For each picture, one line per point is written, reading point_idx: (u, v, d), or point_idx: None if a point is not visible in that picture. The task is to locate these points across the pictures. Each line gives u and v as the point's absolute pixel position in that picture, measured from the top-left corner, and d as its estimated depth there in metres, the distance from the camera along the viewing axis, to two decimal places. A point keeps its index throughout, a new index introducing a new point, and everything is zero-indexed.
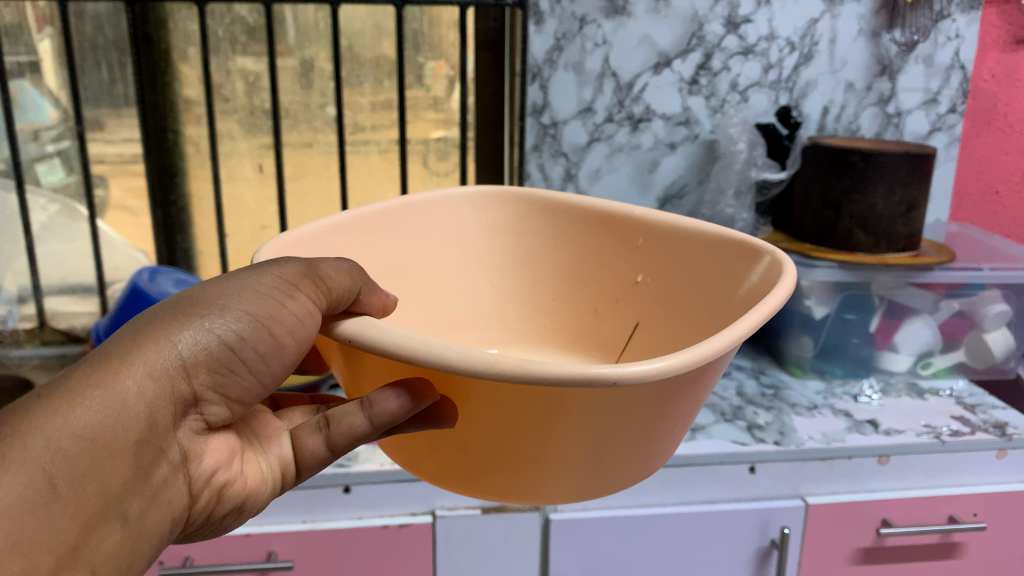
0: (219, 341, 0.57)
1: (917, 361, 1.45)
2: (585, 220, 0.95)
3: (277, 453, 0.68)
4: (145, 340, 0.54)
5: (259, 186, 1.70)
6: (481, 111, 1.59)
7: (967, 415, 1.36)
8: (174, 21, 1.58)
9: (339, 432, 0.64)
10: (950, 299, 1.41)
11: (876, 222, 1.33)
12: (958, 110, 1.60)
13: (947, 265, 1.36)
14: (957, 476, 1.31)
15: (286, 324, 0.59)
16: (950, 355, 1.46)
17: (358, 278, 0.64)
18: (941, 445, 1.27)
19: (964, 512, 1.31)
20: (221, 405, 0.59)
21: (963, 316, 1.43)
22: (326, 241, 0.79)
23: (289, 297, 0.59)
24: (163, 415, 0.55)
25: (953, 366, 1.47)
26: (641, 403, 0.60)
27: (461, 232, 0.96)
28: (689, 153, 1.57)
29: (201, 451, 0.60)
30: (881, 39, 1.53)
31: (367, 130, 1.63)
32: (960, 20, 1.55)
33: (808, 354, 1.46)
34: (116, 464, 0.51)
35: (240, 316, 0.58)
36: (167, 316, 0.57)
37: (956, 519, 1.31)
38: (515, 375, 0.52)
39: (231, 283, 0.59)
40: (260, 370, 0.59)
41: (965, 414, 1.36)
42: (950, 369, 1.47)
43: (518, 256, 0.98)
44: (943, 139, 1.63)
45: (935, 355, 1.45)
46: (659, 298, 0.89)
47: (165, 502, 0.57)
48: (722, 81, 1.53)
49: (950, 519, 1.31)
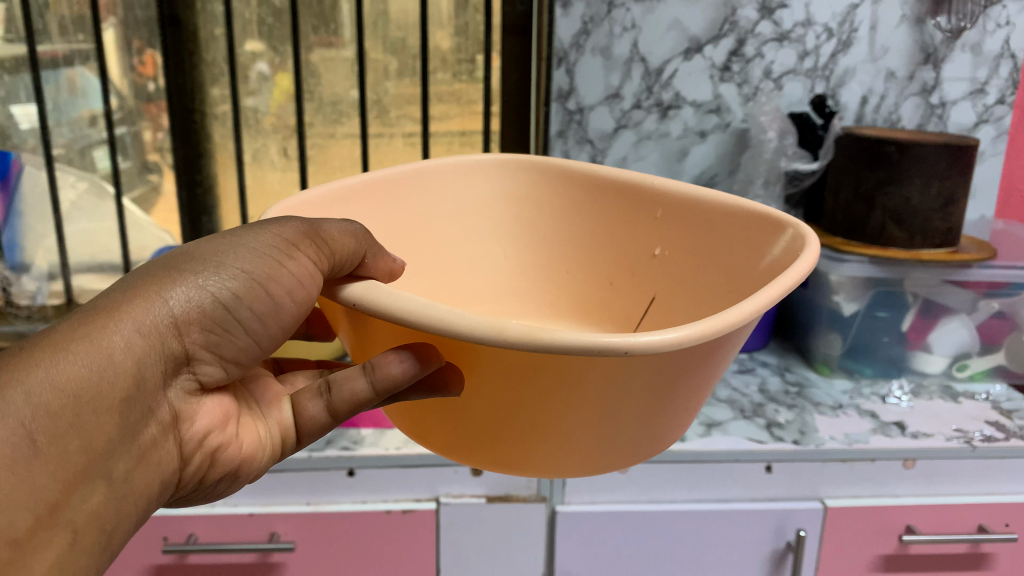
0: (213, 298, 0.62)
1: (952, 363, 1.40)
2: (604, 192, 0.92)
3: (277, 418, 0.73)
4: (135, 297, 0.59)
5: (283, 170, 1.68)
6: (506, 98, 1.55)
7: (1002, 420, 1.30)
8: (201, 3, 1.56)
9: (339, 398, 0.69)
10: (989, 299, 1.35)
11: (911, 216, 1.28)
12: (1007, 101, 1.54)
13: (988, 263, 1.32)
14: (988, 483, 1.26)
15: (282, 284, 0.64)
16: (989, 357, 1.40)
17: (363, 241, 0.68)
18: (972, 451, 1.22)
19: (995, 522, 1.26)
20: (214, 364, 0.65)
21: (1005, 317, 1.37)
22: (333, 205, 0.79)
23: (287, 257, 0.64)
24: (152, 371, 0.60)
25: (991, 370, 1.41)
26: (650, 372, 0.64)
27: (473, 201, 0.93)
28: (720, 142, 1.54)
29: (193, 412, 0.66)
30: (925, 25, 1.48)
31: (392, 114, 1.62)
32: (1011, 7, 1.49)
33: (836, 352, 1.42)
34: (102, 414, 0.57)
35: (236, 274, 0.63)
36: (162, 272, 0.61)
37: (985, 529, 1.25)
38: (523, 341, 0.57)
39: (228, 241, 0.64)
40: (255, 330, 0.65)
41: (1000, 419, 1.31)
42: (988, 372, 1.41)
43: (533, 226, 0.96)
44: (990, 132, 1.57)
45: (971, 358, 1.40)
46: (676, 272, 0.87)
47: (153, 462, 0.63)
48: (755, 68, 1.50)
49: (979, 529, 1.25)
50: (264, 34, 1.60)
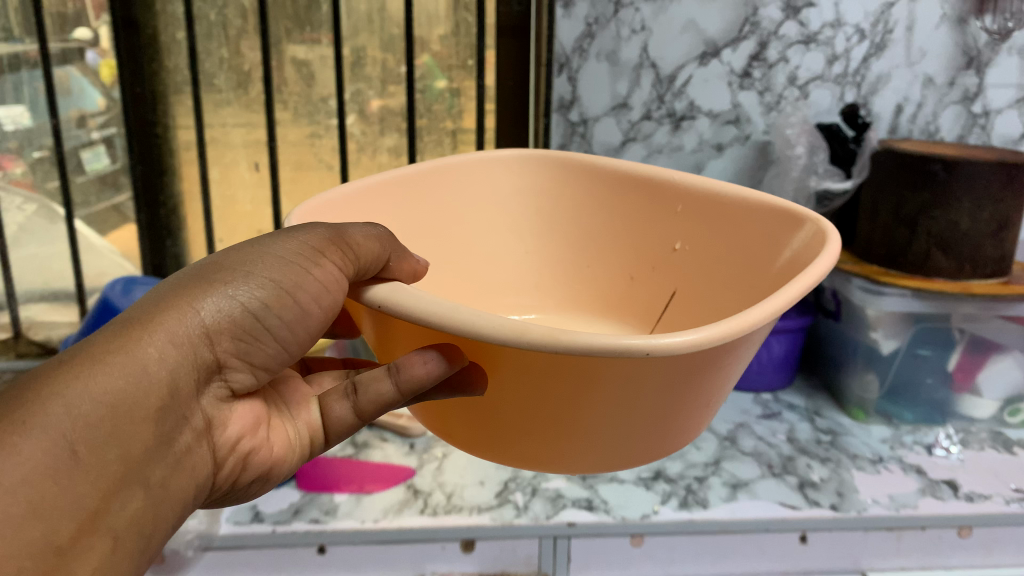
0: (242, 308, 0.60)
1: (1003, 408, 1.29)
2: (626, 185, 0.91)
3: (305, 420, 0.72)
4: (167, 308, 0.58)
5: (254, 187, 1.53)
6: (504, 106, 1.42)
7: None
8: (161, 4, 1.42)
9: (364, 399, 0.68)
10: None
11: (959, 242, 1.18)
12: None
13: None
14: None
15: (310, 291, 0.62)
16: None
17: (387, 245, 0.66)
18: None
19: None
20: (245, 371, 0.63)
21: None
22: (355, 207, 0.77)
23: (314, 264, 0.62)
24: (185, 380, 0.59)
25: None
26: (672, 373, 0.62)
27: (496, 197, 0.93)
28: (739, 157, 1.41)
29: (225, 418, 0.65)
30: (969, 27, 1.34)
31: (375, 127, 1.48)
32: None
33: (872, 396, 1.32)
34: (139, 424, 0.56)
35: (264, 284, 0.61)
36: (192, 282, 0.60)
37: None
38: (544, 343, 0.55)
39: (256, 249, 0.62)
40: (284, 338, 0.63)
41: None
42: None
43: (556, 219, 0.95)
44: None
45: None
46: (697, 266, 0.86)
47: (189, 469, 0.62)
48: (778, 74, 1.36)
49: None
50: (230, 40, 1.45)
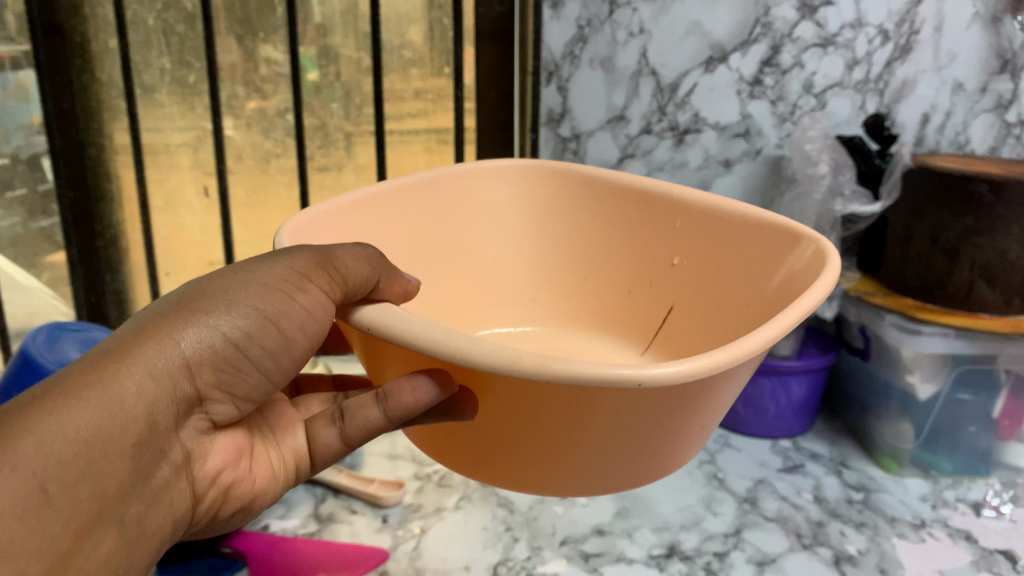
0: (225, 339, 0.54)
1: None
2: (623, 198, 0.86)
3: (291, 446, 0.64)
4: (145, 338, 0.51)
5: (204, 215, 1.44)
6: (485, 115, 1.29)
7: None
8: (91, 7, 1.29)
9: (353, 425, 0.61)
10: None
11: (1005, 274, 1.02)
12: None
13: None
14: None
15: (295, 319, 0.57)
16: None
17: (378, 266, 0.60)
18: None
19: None
20: (227, 403, 0.57)
21: None
22: (347, 222, 0.73)
23: (299, 290, 0.56)
24: (165, 416, 0.52)
25: None
26: (667, 409, 0.57)
27: (491, 212, 0.89)
28: (749, 173, 1.24)
29: (205, 451, 0.57)
30: (1003, 26, 1.15)
31: (341, 140, 1.36)
32: None
33: (908, 445, 1.15)
34: (111, 466, 0.49)
35: (248, 313, 0.55)
36: (172, 311, 0.53)
37: None
38: (537, 373, 0.51)
39: (238, 274, 0.56)
40: (267, 368, 0.57)
41: None
42: None
43: (553, 231, 0.90)
44: None
45: None
46: (696, 282, 0.81)
47: (166, 505, 0.55)
48: (793, 81, 1.18)
49: None
50: (171, 49, 1.33)
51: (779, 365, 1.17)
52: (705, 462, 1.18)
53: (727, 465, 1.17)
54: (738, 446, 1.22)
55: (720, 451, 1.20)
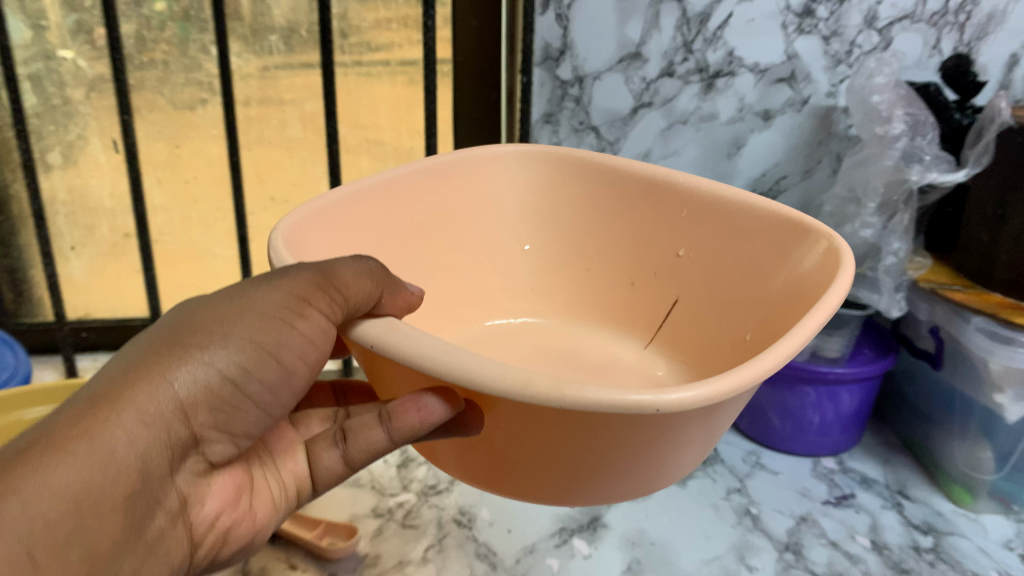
0: (220, 377, 0.46)
1: None
2: (626, 186, 0.79)
3: (291, 470, 0.55)
4: (135, 376, 0.44)
5: (114, 175, 1.19)
6: (463, 49, 1.06)
7: None
8: None
9: (355, 448, 0.53)
10: None
11: None
12: None
13: None
14: None
15: (294, 349, 0.49)
16: None
17: (379, 281, 0.52)
18: None
19: None
20: (225, 442, 0.49)
21: None
22: (342, 223, 0.66)
23: (298, 317, 0.48)
24: (158, 464, 0.45)
25: None
26: (685, 431, 0.51)
27: (488, 206, 0.81)
28: (792, 126, 1.06)
29: (202, 494, 0.50)
30: None
31: (280, 78, 1.12)
32: None
33: (984, 474, 1.00)
34: (104, 529, 0.42)
35: (243, 346, 0.46)
36: (161, 345, 0.45)
37: None
38: (547, 400, 0.45)
39: (231, 300, 0.48)
40: (268, 404, 0.49)
41: None
42: None
43: (553, 219, 0.83)
44: None
45: None
46: (708, 274, 0.75)
47: (162, 558, 0.47)
48: (851, 11, 0.99)
49: None
50: None
51: (828, 373, 1.04)
52: (735, 492, 1.04)
53: (762, 494, 1.03)
54: (775, 470, 1.08)
55: (752, 477, 1.07)
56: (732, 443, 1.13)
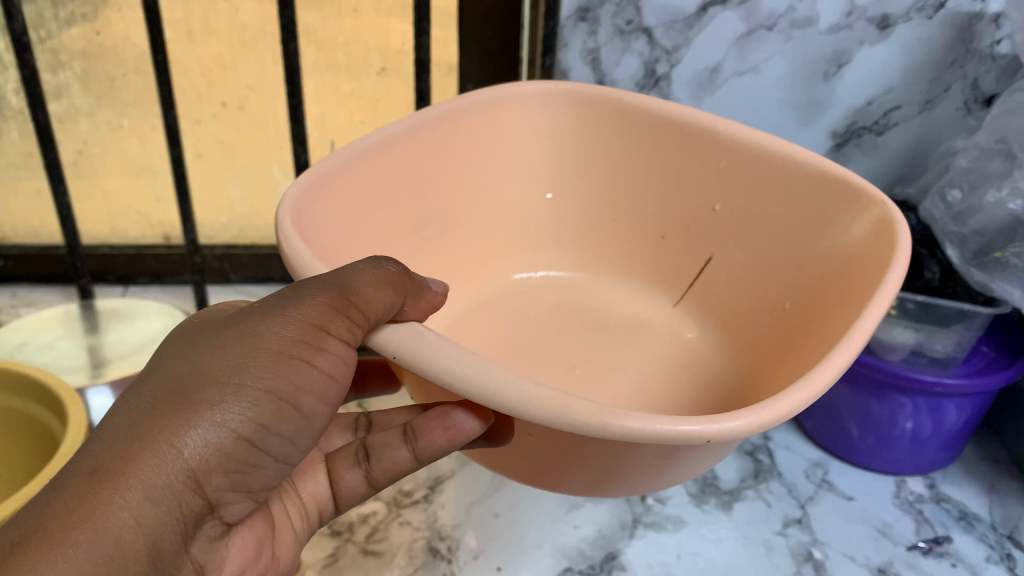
0: (234, 436, 0.36)
1: None
2: (646, 128, 0.63)
3: (312, 492, 0.48)
4: (140, 447, 0.34)
5: None
6: None
7: None
8: None
9: (379, 468, 0.46)
10: None
11: None
12: None
13: None
14: None
15: (315, 391, 0.38)
16: None
17: (401, 293, 0.40)
18: None
19: None
20: (243, 498, 0.39)
21: None
22: (331, 214, 0.50)
23: (316, 353, 0.37)
24: (169, 541, 0.35)
25: None
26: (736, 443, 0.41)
27: (495, 151, 0.64)
28: (918, 41, 0.66)
29: (220, 556, 0.40)
30: None
31: None
32: None
33: None
34: None
35: (256, 397, 0.36)
36: (166, 402, 0.35)
37: None
38: (586, 431, 0.34)
39: (236, 338, 0.37)
40: (289, 454, 0.39)
41: None
42: None
43: (566, 162, 0.66)
44: None
45: None
46: (750, 236, 0.61)
47: None
48: None
49: None
50: None
51: (937, 388, 0.63)
52: (794, 525, 0.66)
53: (829, 534, 0.65)
54: (846, 494, 0.69)
55: (816, 504, 0.68)
56: (793, 448, 0.74)
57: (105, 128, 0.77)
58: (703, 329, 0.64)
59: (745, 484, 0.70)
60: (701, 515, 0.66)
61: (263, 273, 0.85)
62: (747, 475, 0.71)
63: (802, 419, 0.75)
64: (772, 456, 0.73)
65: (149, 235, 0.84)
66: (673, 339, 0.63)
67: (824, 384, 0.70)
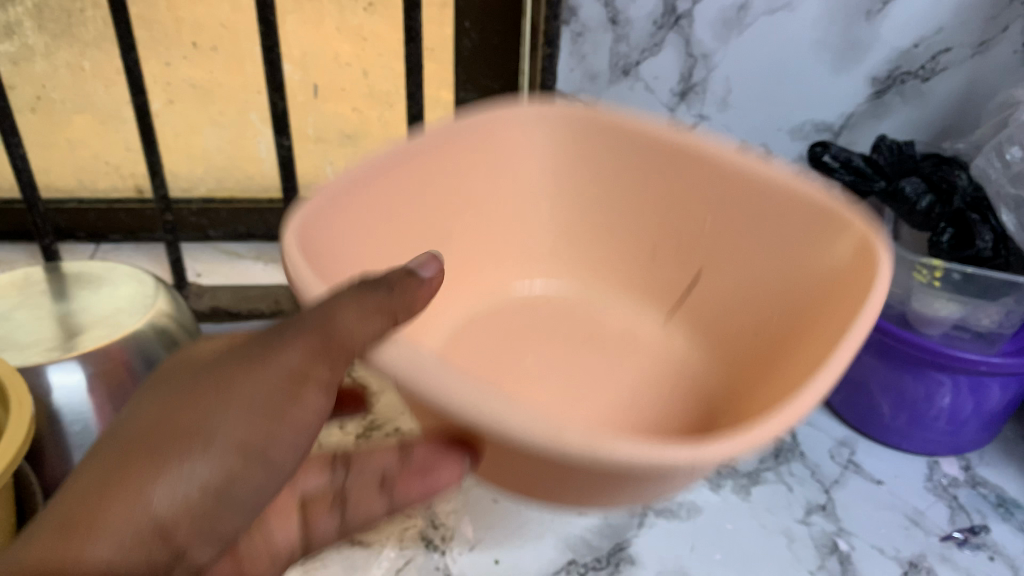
0: (205, 487, 0.31)
1: None
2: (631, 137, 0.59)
3: (284, 542, 0.39)
4: (105, 495, 0.30)
5: None
6: None
7: None
8: None
9: (357, 512, 0.40)
10: None
11: None
12: None
13: None
14: None
15: (294, 439, 0.34)
16: None
17: None
18: None
19: None
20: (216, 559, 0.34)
21: None
22: (336, 243, 0.47)
23: (293, 396, 0.33)
24: None
25: None
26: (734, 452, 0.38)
27: (490, 163, 0.60)
28: None
29: None
30: None
31: None
32: None
33: None
34: None
35: (230, 446, 0.32)
36: (129, 453, 0.31)
37: None
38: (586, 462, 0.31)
39: (207, 385, 0.33)
40: (265, 507, 0.34)
41: None
42: None
43: (558, 175, 0.62)
44: None
45: None
46: (738, 263, 0.55)
47: None
48: None
49: None
50: None
51: (980, 366, 0.57)
52: (817, 512, 0.61)
53: (855, 523, 0.60)
54: (875, 477, 0.64)
55: (841, 488, 0.63)
56: (816, 425, 0.69)
57: (64, 69, 0.70)
58: (699, 349, 0.58)
59: (765, 465, 0.65)
60: (717, 502, 0.62)
61: (245, 230, 0.80)
62: (766, 455, 0.66)
63: (827, 394, 0.70)
64: (793, 434, 0.68)
65: (122, 189, 0.78)
66: (663, 354, 0.59)
67: (854, 357, 0.65)
